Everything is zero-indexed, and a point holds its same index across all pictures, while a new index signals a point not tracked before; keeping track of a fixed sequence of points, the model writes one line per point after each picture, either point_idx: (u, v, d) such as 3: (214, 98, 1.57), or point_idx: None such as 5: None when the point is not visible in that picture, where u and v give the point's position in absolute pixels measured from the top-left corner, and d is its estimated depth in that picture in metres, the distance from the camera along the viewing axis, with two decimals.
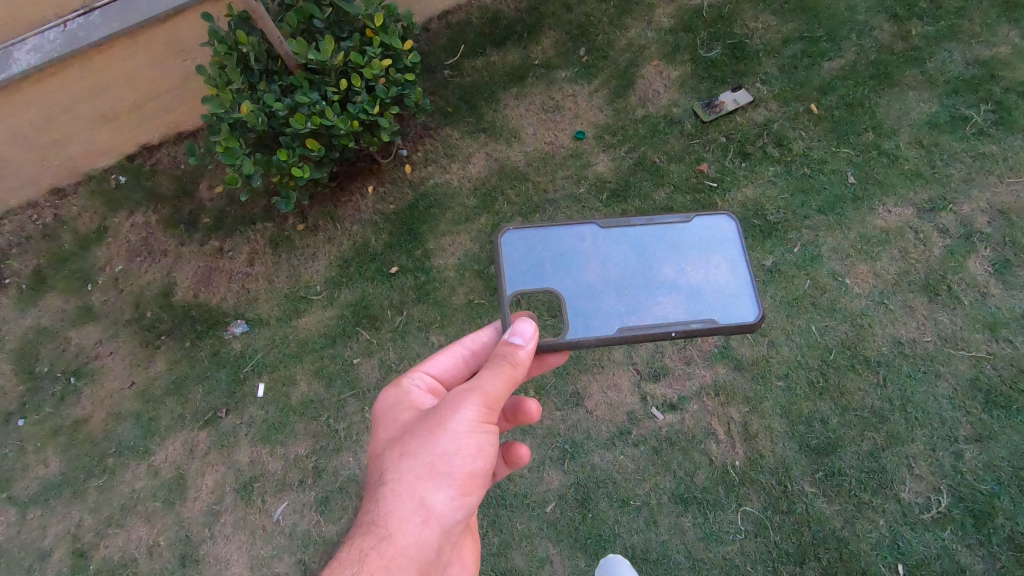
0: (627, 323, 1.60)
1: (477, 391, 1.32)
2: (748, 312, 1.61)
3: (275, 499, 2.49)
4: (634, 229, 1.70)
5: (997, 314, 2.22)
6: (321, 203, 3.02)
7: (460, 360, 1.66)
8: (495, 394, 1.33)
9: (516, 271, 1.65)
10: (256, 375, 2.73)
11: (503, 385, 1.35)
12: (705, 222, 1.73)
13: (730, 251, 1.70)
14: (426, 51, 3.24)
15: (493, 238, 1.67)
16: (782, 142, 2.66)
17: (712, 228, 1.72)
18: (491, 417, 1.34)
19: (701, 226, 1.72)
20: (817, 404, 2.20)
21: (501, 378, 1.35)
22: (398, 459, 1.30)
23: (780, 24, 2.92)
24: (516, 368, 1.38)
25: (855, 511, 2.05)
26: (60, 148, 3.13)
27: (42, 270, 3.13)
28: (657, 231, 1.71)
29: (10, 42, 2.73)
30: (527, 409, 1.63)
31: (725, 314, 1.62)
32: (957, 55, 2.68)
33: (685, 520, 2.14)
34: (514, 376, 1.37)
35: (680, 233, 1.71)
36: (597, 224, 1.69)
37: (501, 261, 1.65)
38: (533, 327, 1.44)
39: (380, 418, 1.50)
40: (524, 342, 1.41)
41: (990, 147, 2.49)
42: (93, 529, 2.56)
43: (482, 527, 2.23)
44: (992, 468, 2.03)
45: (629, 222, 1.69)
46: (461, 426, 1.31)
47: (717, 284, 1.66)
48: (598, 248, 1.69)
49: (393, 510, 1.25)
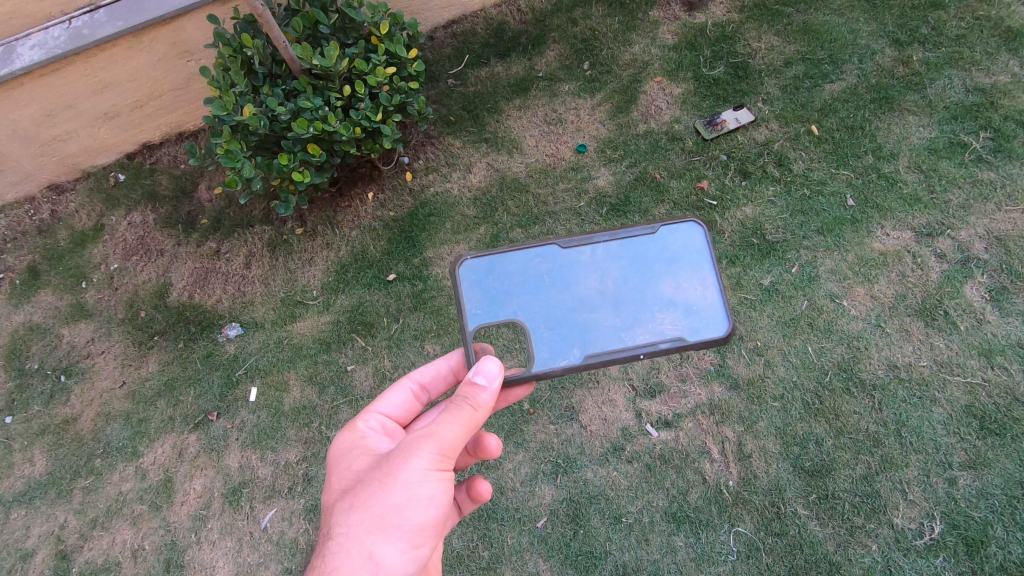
0: (625, 339, 1.65)
1: (430, 439, 1.30)
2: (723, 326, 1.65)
3: (264, 506, 2.46)
4: (601, 244, 1.72)
5: (992, 341, 2.23)
6: (321, 208, 3.02)
7: (411, 393, 1.72)
8: (450, 441, 1.31)
9: (492, 302, 1.70)
10: (248, 379, 2.71)
11: (458, 431, 1.32)
12: (676, 229, 1.72)
13: (702, 259, 1.71)
14: (431, 60, 3.26)
15: (449, 272, 1.69)
16: (782, 162, 2.67)
17: (684, 234, 1.72)
18: (445, 464, 1.34)
19: (671, 233, 1.73)
20: (812, 426, 2.20)
21: (457, 423, 1.32)
22: (349, 511, 1.31)
23: (783, 45, 2.94)
24: (475, 412, 1.34)
25: (848, 535, 2.04)
26: (60, 143, 3.12)
27: (36, 266, 3.11)
28: (626, 243, 1.72)
29: (15, 37, 2.73)
30: (488, 445, 1.61)
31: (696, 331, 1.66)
32: (957, 82, 2.70)
33: (677, 539, 2.13)
34: (473, 420, 1.34)
35: (650, 244, 1.72)
36: (560, 244, 1.71)
37: (464, 294, 1.69)
38: (498, 364, 1.37)
39: (336, 463, 1.52)
40: (488, 383, 1.36)
41: (989, 174, 2.50)
42: (78, 531, 2.53)
43: (472, 540, 2.22)
44: (986, 496, 2.02)
45: (591, 240, 1.71)
46: (412, 476, 1.30)
47: (705, 298, 1.70)
48: (568, 268, 1.72)
49: (341, 566, 1.24)
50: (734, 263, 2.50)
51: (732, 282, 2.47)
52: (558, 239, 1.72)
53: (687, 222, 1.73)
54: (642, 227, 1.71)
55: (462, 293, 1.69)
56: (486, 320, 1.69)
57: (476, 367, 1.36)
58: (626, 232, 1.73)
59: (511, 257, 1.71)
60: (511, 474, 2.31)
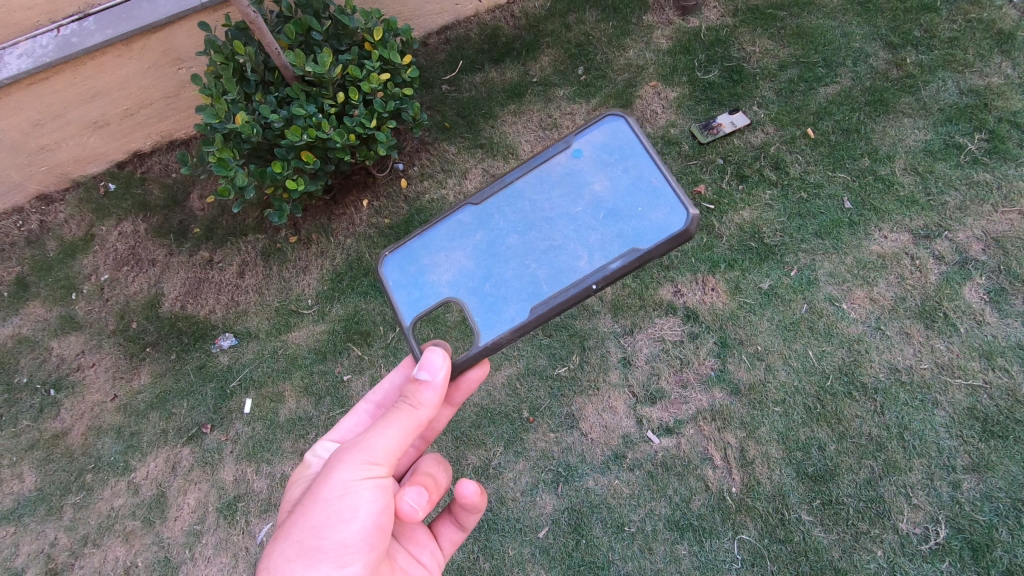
0: (557, 287, 1.56)
1: (357, 449, 1.31)
2: (680, 213, 1.51)
3: (260, 520, 2.42)
4: (516, 184, 1.66)
5: (993, 343, 2.22)
6: (315, 215, 2.98)
7: (367, 415, 1.80)
8: (381, 449, 1.31)
9: (405, 302, 1.71)
10: (243, 391, 2.66)
11: (392, 438, 1.32)
12: (593, 136, 1.65)
13: (616, 161, 1.61)
14: (425, 66, 3.26)
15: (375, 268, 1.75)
16: (779, 165, 2.66)
17: (605, 140, 1.64)
18: (375, 473, 1.30)
19: (590, 141, 1.65)
20: (814, 431, 2.18)
21: (393, 429, 1.33)
22: (277, 540, 1.27)
23: (777, 49, 2.95)
24: (415, 411, 1.36)
25: (853, 542, 2.03)
26: (48, 153, 3.07)
27: (25, 277, 3.05)
28: (543, 171, 1.65)
29: (2, 45, 2.68)
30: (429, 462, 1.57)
31: (657, 227, 1.52)
32: (950, 84, 2.70)
33: (680, 547, 2.11)
34: (414, 422, 1.36)
35: (569, 168, 1.64)
36: (472, 201, 1.68)
37: (388, 290, 1.73)
38: (441, 357, 1.40)
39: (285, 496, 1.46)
40: (431, 379, 1.38)
41: (984, 175, 2.50)
42: (68, 549, 2.49)
43: (473, 552, 2.21)
44: (990, 499, 2.01)
45: (505, 181, 1.67)
46: (334, 492, 1.26)
47: (629, 198, 1.57)
48: (494, 216, 1.66)
49: None
50: (733, 267, 2.49)
51: (731, 286, 2.46)
52: (472, 197, 1.68)
53: (602, 118, 1.64)
54: (533, 162, 1.66)
55: (387, 289, 1.73)
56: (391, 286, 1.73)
57: (420, 366, 1.39)
58: (542, 159, 1.66)
59: (436, 231, 1.71)
60: (512, 484, 2.30)
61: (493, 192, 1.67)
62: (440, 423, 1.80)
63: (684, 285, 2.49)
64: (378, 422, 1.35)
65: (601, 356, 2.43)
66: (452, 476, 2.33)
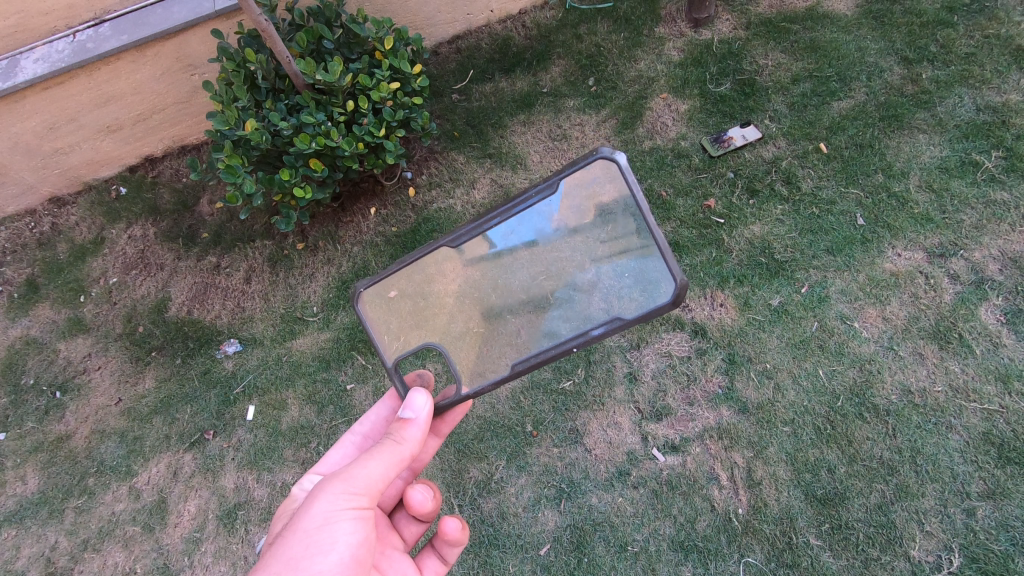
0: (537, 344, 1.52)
1: (339, 480, 1.31)
2: (669, 282, 1.34)
3: (259, 529, 2.41)
4: (492, 230, 1.55)
5: (1009, 365, 2.17)
6: (323, 223, 2.98)
7: (353, 447, 1.84)
8: (364, 479, 1.32)
9: (389, 339, 1.74)
10: (246, 398, 2.66)
11: (376, 470, 1.34)
12: (581, 179, 1.43)
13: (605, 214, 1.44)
14: (436, 75, 3.27)
15: (355, 303, 1.77)
16: (791, 180, 2.63)
17: (596, 187, 1.43)
18: (356, 504, 1.30)
19: (579, 187, 1.44)
20: (824, 452, 2.14)
21: (377, 461, 1.35)
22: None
23: (790, 62, 2.92)
24: (398, 446, 1.40)
25: (863, 568, 1.98)
26: (62, 156, 3.10)
27: (35, 279, 3.07)
28: (522, 219, 1.52)
29: (20, 51, 2.71)
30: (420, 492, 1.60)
31: (643, 296, 1.38)
32: (967, 100, 2.66)
33: (685, 569, 2.06)
34: (397, 456, 1.38)
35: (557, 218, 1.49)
36: (447, 243, 1.61)
37: (371, 326, 1.75)
38: (424, 399, 1.46)
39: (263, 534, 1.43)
40: (415, 416, 1.43)
41: (1002, 194, 2.45)
42: (68, 553, 2.48)
43: (473, 568, 2.18)
44: (1006, 528, 1.96)
45: (485, 226, 1.55)
46: (314, 522, 1.25)
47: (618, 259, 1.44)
48: (471, 260, 1.62)
49: None
50: (743, 283, 2.45)
51: (740, 302, 2.42)
52: (448, 238, 1.62)
53: (591, 162, 1.40)
54: (516, 208, 1.50)
55: (370, 325, 1.76)
56: (377, 323, 1.75)
57: (407, 403, 1.45)
58: (522, 203, 1.50)
59: (420, 272, 1.70)
60: (513, 499, 2.27)
61: (469, 235, 1.58)
62: (425, 455, 1.84)
63: (692, 300, 2.46)
64: (362, 454, 1.37)
65: (607, 371, 2.40)
66: (453, 490, 2.30)
